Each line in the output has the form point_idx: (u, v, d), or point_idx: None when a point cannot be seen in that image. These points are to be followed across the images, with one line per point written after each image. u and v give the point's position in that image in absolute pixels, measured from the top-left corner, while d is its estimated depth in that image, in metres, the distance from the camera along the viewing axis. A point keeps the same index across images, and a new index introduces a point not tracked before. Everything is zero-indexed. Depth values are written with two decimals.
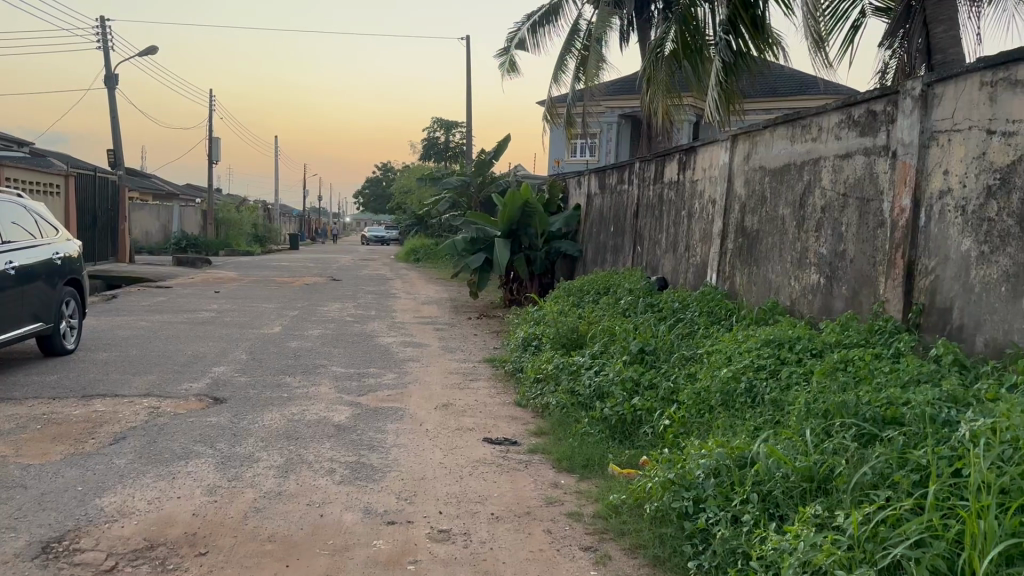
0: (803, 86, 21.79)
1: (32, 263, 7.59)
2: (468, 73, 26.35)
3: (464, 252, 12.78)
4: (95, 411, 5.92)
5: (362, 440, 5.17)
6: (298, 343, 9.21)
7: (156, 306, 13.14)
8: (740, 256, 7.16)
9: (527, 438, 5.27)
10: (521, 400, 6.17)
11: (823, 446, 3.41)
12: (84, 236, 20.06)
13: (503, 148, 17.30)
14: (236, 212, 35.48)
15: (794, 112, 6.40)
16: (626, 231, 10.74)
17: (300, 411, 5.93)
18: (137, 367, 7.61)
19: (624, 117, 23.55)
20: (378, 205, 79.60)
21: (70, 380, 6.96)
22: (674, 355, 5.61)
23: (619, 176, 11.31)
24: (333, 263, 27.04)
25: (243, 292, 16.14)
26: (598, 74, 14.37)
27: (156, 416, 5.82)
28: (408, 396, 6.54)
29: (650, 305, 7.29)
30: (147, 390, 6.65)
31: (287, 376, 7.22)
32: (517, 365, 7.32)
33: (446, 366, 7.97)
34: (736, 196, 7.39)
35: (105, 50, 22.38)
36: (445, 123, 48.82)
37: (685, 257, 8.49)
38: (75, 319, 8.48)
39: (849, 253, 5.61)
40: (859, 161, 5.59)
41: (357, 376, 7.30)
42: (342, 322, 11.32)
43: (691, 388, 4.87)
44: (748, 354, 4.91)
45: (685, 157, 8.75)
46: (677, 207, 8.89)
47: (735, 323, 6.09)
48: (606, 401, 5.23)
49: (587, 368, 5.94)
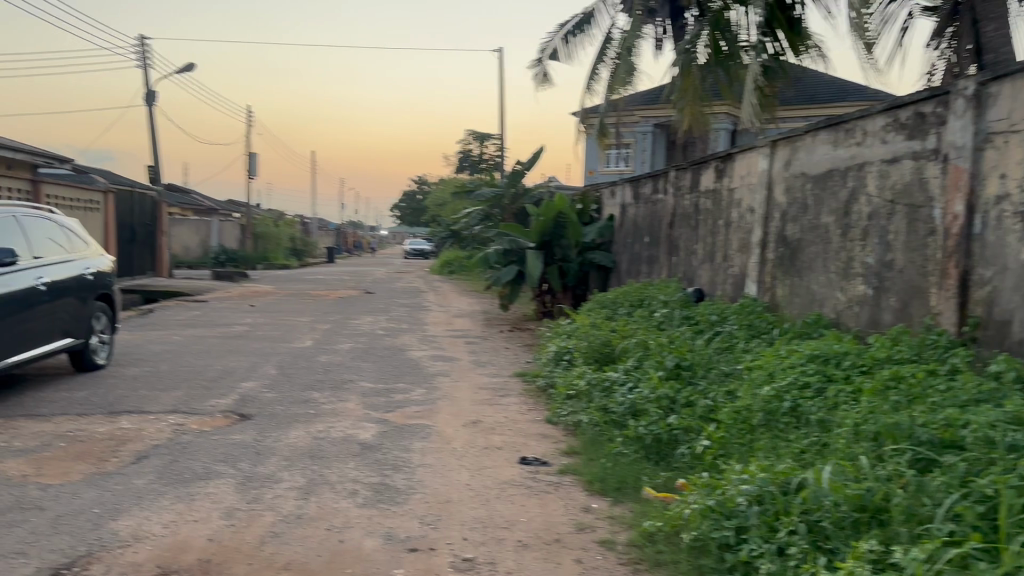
0: (842, 93, 21.32)
1: (64, 278, 7.59)
2: (501, 85, 26.29)
3: (496, 264, 12.61)
4: (120, 429, 5.84)
5: (387, 459, 5.00)
6: (328, 357, 9.10)
7: (191, 320, 13.18)
8: (781, 266, 6.87)
9: (558, 458, 5.05)
10: (552, 416, 5.96)
11: (876, 473, 3.15)
12: (123, 250, 20.32)
13: (537, 159, 17.14)
14: (273, 226, 35.82)
15: (836, 116, 6.13)
16: (661, 241, 10.47)
17: (326, 429, 5.78)
18: (165, 382, 7.55)
19: (659, 126, 23.26)
20: (414, 218, 79.99)
21: (98, 397, 6.91)
22: (712, 371, 5.36)
23: (654, 185, 11.05)
24: (368, 276, 27.08)
25: (277, 305, 16.16)
26: (630, 83, 14.15)
27: (181, 433, 5.72)
28: (437, 413, 6.36)
29: (686, 318, 7.03)
30: (174, 406, 6.57)
31: (315, 392, 7.10)
32: (548, 380, 7.10)
33: (477, 381, 7.78)
34: (776, 204, 7.11)
35: (145, 68, 22.77)
36: (479, 135, 48.89)
37: (723, 268, 8.21)
38: (106, 334, 8.48)
39: (898, 263, 5.32)
40: (907, 166, 5.30)
41: (385, 392, 7.14)
42: (374, 336, 11.21)
43: (732, 407, 4.61)
44: (792, 371, 4.65)
45: (722, 164, 8.49)
46: (713, 216, 8.63)
47: (776, 337, 5.82)
48: (640, 419, 5.00)
49: (621, 384, 5.70)
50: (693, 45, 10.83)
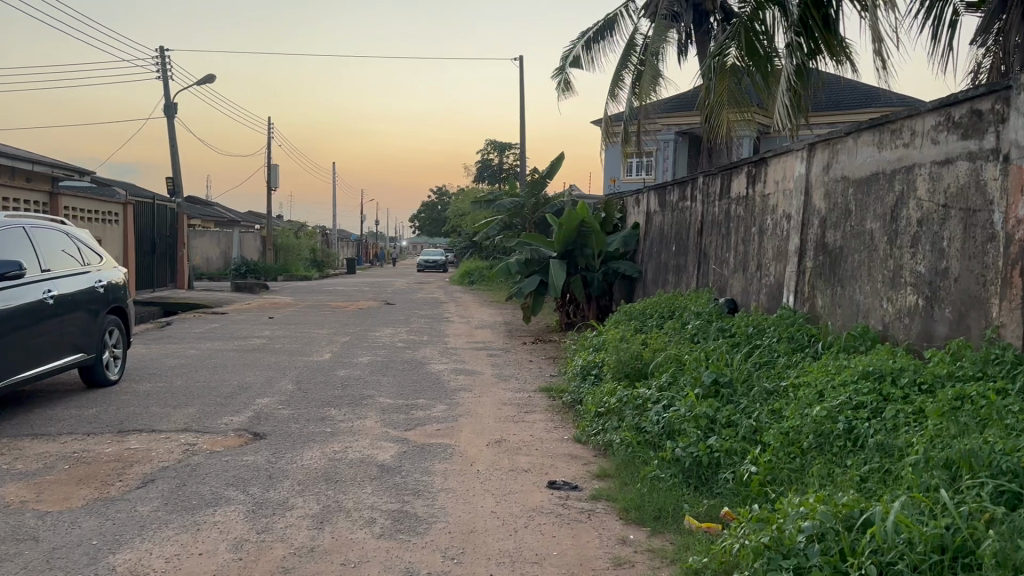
0: (869, 99, 20.86)
1: (74, 291, 7.38)
2: (522, 95, 26.07)
3: (518, 274, 12.31)
4: (128, 449, 5.59)
5: (407, 483, 4.68)
6: (346, 371, 8.82)
7: (209, 333, 12.98)
8: (822, 276, 6.51)
9: (588, 482, 4.72)
10: (581, 435, 5.63)
11: (956, 510, 2.79)
12: (142, 262, 20.24)
13: (557, 167, 16.84)
14: (294, 237, 35.76)
15: (881, 116, 5.77)
16: (689, 250, 10.13)
17: (342, 449, 5.48)
18: (178, 398, 7.30)
19: (681, 134, 22.91)
20: (434, 229, 80.01)
21: (108, 414, 6.67)
22: (754, 389, 5.00)
23: (681, 192, 10.69)
24: (388, 286, 26.89)
25: (296, 317, 15.94)
26: (655, 90, 13.77)
27: (191, 454, 5.46)
28: (459, 431, 6.04)
29: (721, 330, 6.68)
30: (185, 425, 6.30)
31: (331, 409, 6.80)
32: (576, 396, 6.78)
33: (500, 397, 7.45)
34: (815, 210, 6.76)
35: (165, 80, 22.76)
36: (499, 145, 48.78)
37: (756, 277, 7.85)
38: (119, 348, 8.27)
39: (953, 271, 4.95)
40: (962, 167, 4.92)
41: (405, 409, 6.84)
42: (394, 348, 10.93)
43: (779, 429, 4.27)
44: (844, 389, 4.29)
45: (755, 170, 8.13)
46: (746, 223, 8.27)
47: (821, 351, 5.46)
48: (678, 439, 4.67)
49: (655, 401, 5.35)
50: (722, 49, 10.56)
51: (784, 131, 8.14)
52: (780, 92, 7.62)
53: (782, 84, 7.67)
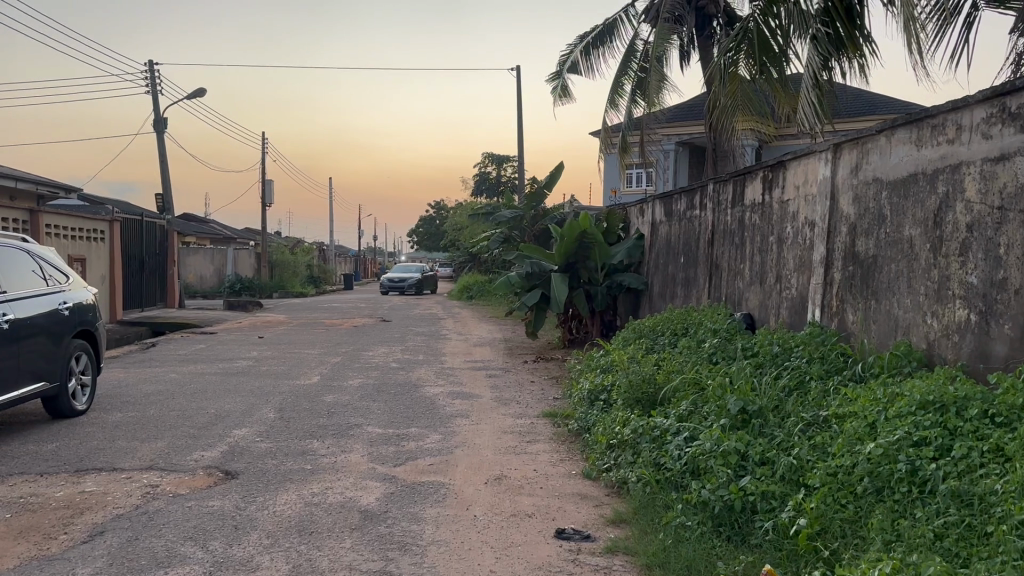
0: (872, 106, 20.37)
1: (34, 314, 6.76)
2: (519, 106, 25.63)
3: (518, 288, 11.75)
4: (82, 493, 4.95)
5: (393, 535, 4.07)
6: (334, 397, 8.17)
7: (193, 355, 12.33)
8: (853, 288, 5.91)
9: (603, 529, 4.11)
10: (590, 471, 5.01)
11: None
12: (130, 281, 19.62)
13: (557, 177, 16.32)
14: (290, 254, 35.26)
15: (919, 110, 5.18)
16: (699, 261, 9.55)
17: (322, 491, 4.84)
18: (148, 431, 6.67)
19: (682, 144, 22.40)
20: (433, 243, 79.64)
21: (67, 450, 6.04)
22: (789, 419, 4.39)
23: (689, 201, 10.10)
24: (386, 303, 26.40)
25: (287, 336, 15.27)
26: (658, 96, 13.17)
27: (151, 499, 4.82)
28: (455, 466, 5.41)
29: (741, 348, 6.07)
30: (150, 462, 5.66)
31: (314, 441, 6.16)
32: (583, 423, 6.16)
33: (500, 424, 6.82)
34: (842, 216, 6.17)
35: (155, 94, 22.29)
36: (496, 158, 48.39)
37: (776, 291, 7.26)
38: (88, 375, 7.65)
39: (1013, 282, 4.34)
40: (1021, 164, 4.32)
41: (395, 439, 6.21)
42: (387, 369, 10.29)
43: (825, 470, 3.67)
44: (901, 422, 3.67)
45: (772, 174, 7.55)
46: (763, 232, 7.67)
47: (859, 375, 4.85)
48: (704, 479, 4.05)
49: (672, 431, 4.73)
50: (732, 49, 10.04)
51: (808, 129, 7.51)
52: (806, 91, 7.13)
53: (806, 81, 7.16)
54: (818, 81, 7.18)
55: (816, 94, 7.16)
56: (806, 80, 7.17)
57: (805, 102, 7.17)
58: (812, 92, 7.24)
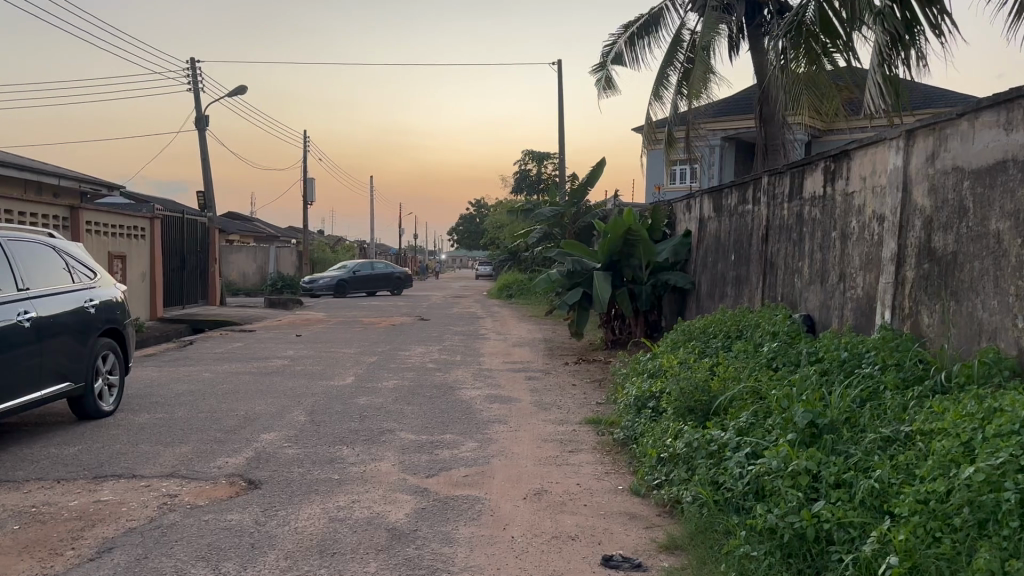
0: (929, 99, 19.53)
1: (59, 313, 6.54)
2: (561, 101, 25.18)
3: (560, 287, 11.39)
4: (97, 503, 4.67)
5: (422, 558, 3.68)
6: (367, 399, 7.83)
7: (229, 354, 12.13)
8: (929, 288, 5.38)
9: (655, 557, 3.69)
10: (639, 487, 4.59)
11: None
12: (171, 278, 19.62)
13: (599, 173, 15.84)
14: (331, 252, 35.26)
15: (1009, 89, 4.64)
16: (752, 259, 9.03)
17: (348, 505, 4.48)
18: (174, 434, 6.40)
19: (728, 139, 21.75)
20: (473, 241, 79.48)
21: (88, 455, 5.79)
22: (865, 435, 3.91)
23: (741, 195, 9.60)
24: (425, 301, 26.21)
25: (325, 335, 15.06)
26: (704, 88, 12.60)
27: (167, 511, 4.51)
28: (492, 479, 5.00)
29: (803, 353, 5.58)
30: (171, 470, 5.37)
31: (343, 448, 5.81)
32: (629, 431, 5.73)
33: (540, 431, 6.41)
34: (916, 209, 5.63)
35: (197, 92, 22.32)
36: (537, 155, 47.93)
37: (839, 291, 6.74)
38: (115, 375, 7.44)
39: None
40: None
41: (429, 447, 5.83)
42: (423, 371, 9.93)
43: (914, 497, 3.20)
44: (1006, 443, 3.17)
45: (835, 164, 7.02)
46: (824, 227, 7.15)
47: (942, 387, 4.34)
48: (772, 503, 3.62)
49: (731, 445, 4.27)
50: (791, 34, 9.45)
51: (877, 115, 6.87)
52: (872, 71, 6.48)
53: (874, 61, 6.52)
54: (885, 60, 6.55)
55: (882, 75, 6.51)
56: (872, 59, 6.53)
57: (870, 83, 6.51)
58: (880, 71, 6.58)
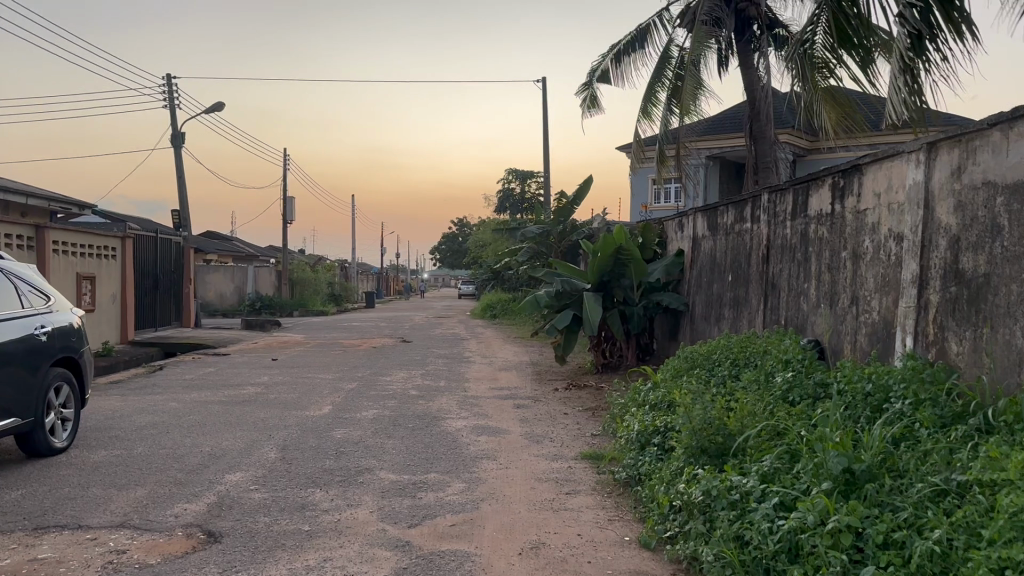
0: None
1: (5, 341, 5.94)
2: (545, 120, 24.81)
3: (548, 309, 10.91)
4: (31, 562, 4.09)
5: None
6: (344, 432, 7.26)
7: (200, 380, 11.49)
8: (957, 312, 4.93)
9: None
10: (649, 539, 4.09)
11: None
12: (142, 300, 18.90)
13: (586, 191, 15.42)
14: (311, 271, 34.54)
15: None
16: (753, 279, 8.60)
17: (319, 565, 3.92)
18: (130, 475, 5.80)
19: (714, 157, 21.43)
20: (455, 260, 79.04)
21: (31, 501, 5.18)
22: (910, 487, 3.43)
23: (738, 213, 9.17)
24: (407, 322, 25.57)
25: (303, 359, 14.44)
26: (695, 105, 12.16)
27: (113, 571, 3.94)
28: (482, 529, 4.46)
29: (822, 386, 5.11)
30: (122, 518, 4.79)
31: (317, 491, 5.25)
32: (632, 471, 5.23)
33: (532, 468, 5.88)
34: (940, 227, 5.19)
35: (172, 109, 21.75)
36: (521, 174, 47.55)
37: (851, 314, 6.29)
38: (69, 408, 6.83)
39: None
40: None
41: (411, 489, 5.28)
42: (406, 399, 9.36)
43: (984, 566, 2.70)
44: None
45: (844, 180, 6.59)
46: (832, 247, 6.72)
47: (985, 426, 3.87)
48: (810, 568, 3.14)
49: (756, 494, 3.78)
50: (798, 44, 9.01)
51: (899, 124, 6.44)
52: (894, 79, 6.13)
53: (895, 66, 6.12)
54: (908, 67, 6.18)
55: (905, 82, 6.18)
56: (894, 65, 6.14)
57: (892, 91, 6.18)
58: (900, 79, 6.16)
